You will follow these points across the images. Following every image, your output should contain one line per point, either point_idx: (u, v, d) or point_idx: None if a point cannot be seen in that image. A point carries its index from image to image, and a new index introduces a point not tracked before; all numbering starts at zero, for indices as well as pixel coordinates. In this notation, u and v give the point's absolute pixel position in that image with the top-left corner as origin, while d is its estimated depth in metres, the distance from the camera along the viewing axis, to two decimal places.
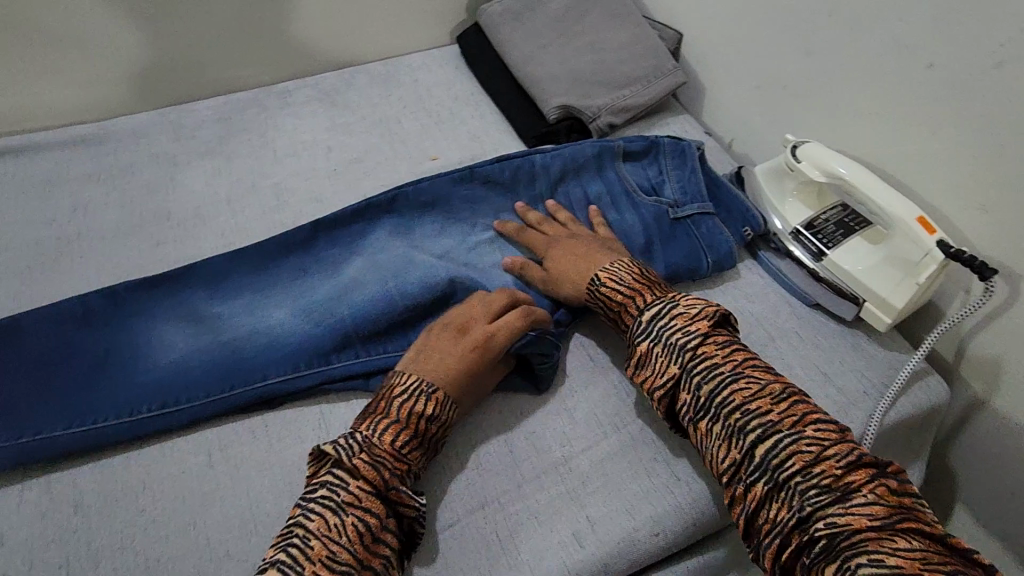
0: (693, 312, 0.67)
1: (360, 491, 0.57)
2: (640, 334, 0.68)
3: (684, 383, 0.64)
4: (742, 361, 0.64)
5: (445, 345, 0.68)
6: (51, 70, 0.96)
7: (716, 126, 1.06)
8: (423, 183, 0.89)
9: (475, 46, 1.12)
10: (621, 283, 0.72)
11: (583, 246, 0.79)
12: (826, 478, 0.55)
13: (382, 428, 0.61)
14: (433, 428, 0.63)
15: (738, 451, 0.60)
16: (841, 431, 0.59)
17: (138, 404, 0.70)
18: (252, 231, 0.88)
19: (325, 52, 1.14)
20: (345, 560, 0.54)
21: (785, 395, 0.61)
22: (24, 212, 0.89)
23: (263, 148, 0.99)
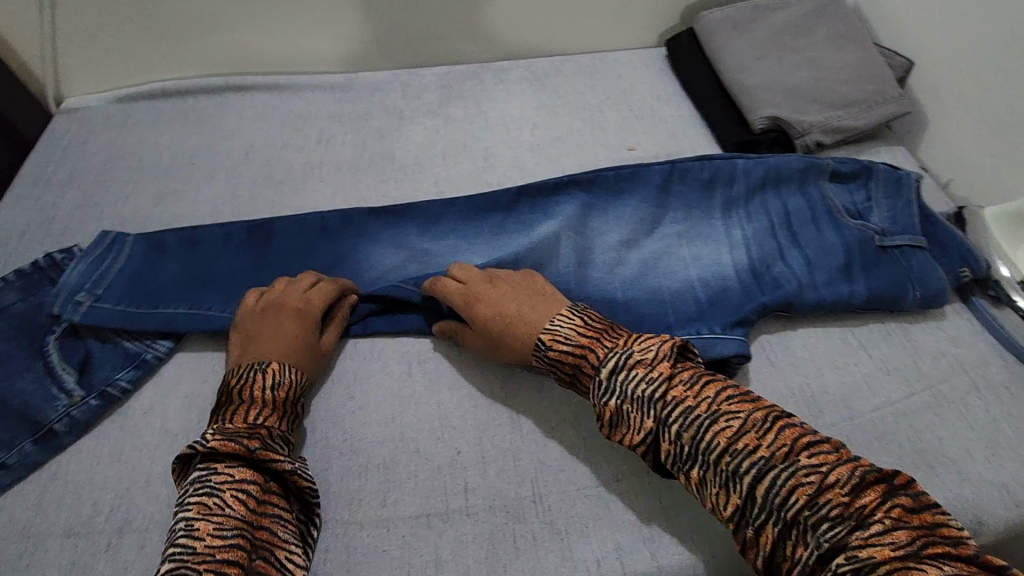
0: (651, 356, 0.63)
1: (229, 467, 0.58)
2: (604, 392, 0.63)
3: (664, 435, 0.60)
4: (717, 397, 0.61)
5: (259, 326, 0.71)
6: (320, 24, 1.12)
7: (932, 164, 1.00)
8: (623, 169, 0.92)
9: (684, 50, 1.14)
10: (568, 343, 0.67)
11: (523, 303, 0.72)
12: (835, 508, 0.52)
13: (240, 412, 0.63)
14: (284, 391, 0.66)
15: (738, 497, 0.56)
16: (837, 450, 0.56)
17: (360, 308, 0.79)
18: (460, 185, 0.98)
19: (541, 41, 1.21)
20: (232, 527, 0.55)
21: (769, 425, 0.58)
22: (281, 138, 1.06)
23: (477, 115, 1.10)
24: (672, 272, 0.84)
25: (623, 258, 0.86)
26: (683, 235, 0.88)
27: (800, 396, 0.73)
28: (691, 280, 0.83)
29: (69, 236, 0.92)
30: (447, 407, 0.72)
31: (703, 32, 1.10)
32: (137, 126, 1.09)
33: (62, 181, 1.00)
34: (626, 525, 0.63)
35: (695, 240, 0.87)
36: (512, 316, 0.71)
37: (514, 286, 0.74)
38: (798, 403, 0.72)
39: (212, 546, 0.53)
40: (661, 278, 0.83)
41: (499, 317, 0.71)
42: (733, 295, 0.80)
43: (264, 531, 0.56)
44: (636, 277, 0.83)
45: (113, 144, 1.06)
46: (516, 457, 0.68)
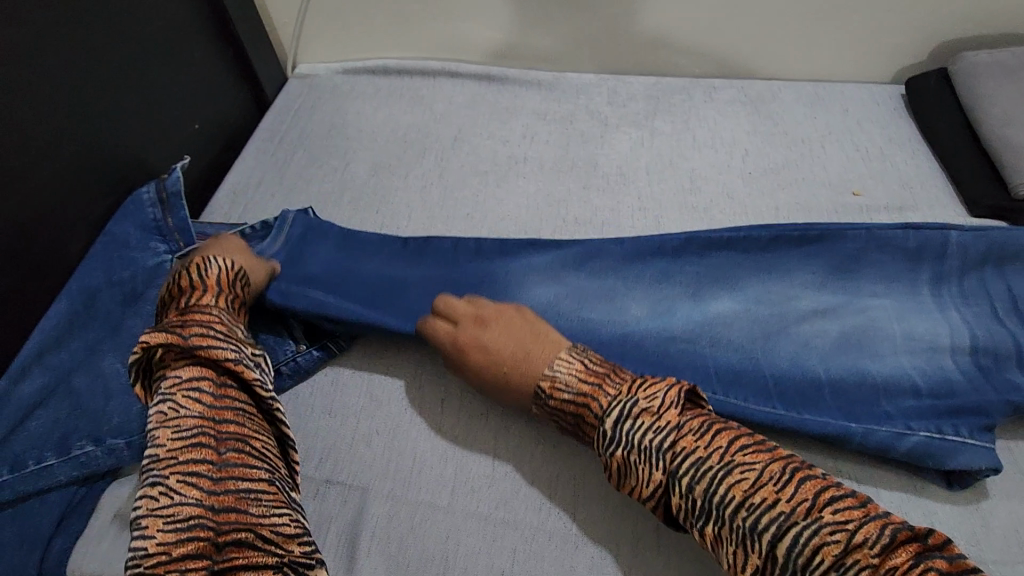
0: (658, 404, 0.60)
1: (175, 370, 0.62)
2: (610, 443, 0.60)
3: (676, 488, 0.57)
4: (727, 447, 0.57)
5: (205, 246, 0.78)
6: (542, 22, 1.12)
7: None
8: (850, 227, 0.82)
9: (932, 90, 1.03)
10: (567, 391, 0.64)
11: (525, 345, 0.69)
12: (864, 570, 0.48)
13: (182, 302, 0.70)
14: (215, 275, 0.72)
15: (757, 556, 0.53)
16: (862, 506, 0.52)
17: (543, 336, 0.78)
18: (664, 205, 0.94)
19: (760, 63, 1.15)
20: (191, 427, 0.59)
21: (786, 476, 0.54)
22: (487, 129, 1.09)
23: (684, 132, 1.06)
24: (879, 356, 0.73)
25: (820, 329, 0.76)
26: (892, 310, 0.77)
27: None
28: (905, 367, 0.72)
29: (296, 194, 1.01)
30: None
31: (963, 76, 0.98)
32: (357, 99, 1.17)
33: (292, 140, 1.10)
34: None
35: (917, 311, 0.77)
36: (510, 359, 0.69)
37: (506, 322, 0.72)
38: None
39: (173, 448, 0.57)
40: (868, 358, 0.73)
41: (497, 361, 0.69)
42: (964, 395, 0.69)
43: (223, 424, 0.60)
44: (833, 355, 0.74)
45: (336, 112, 1.14)
46: None
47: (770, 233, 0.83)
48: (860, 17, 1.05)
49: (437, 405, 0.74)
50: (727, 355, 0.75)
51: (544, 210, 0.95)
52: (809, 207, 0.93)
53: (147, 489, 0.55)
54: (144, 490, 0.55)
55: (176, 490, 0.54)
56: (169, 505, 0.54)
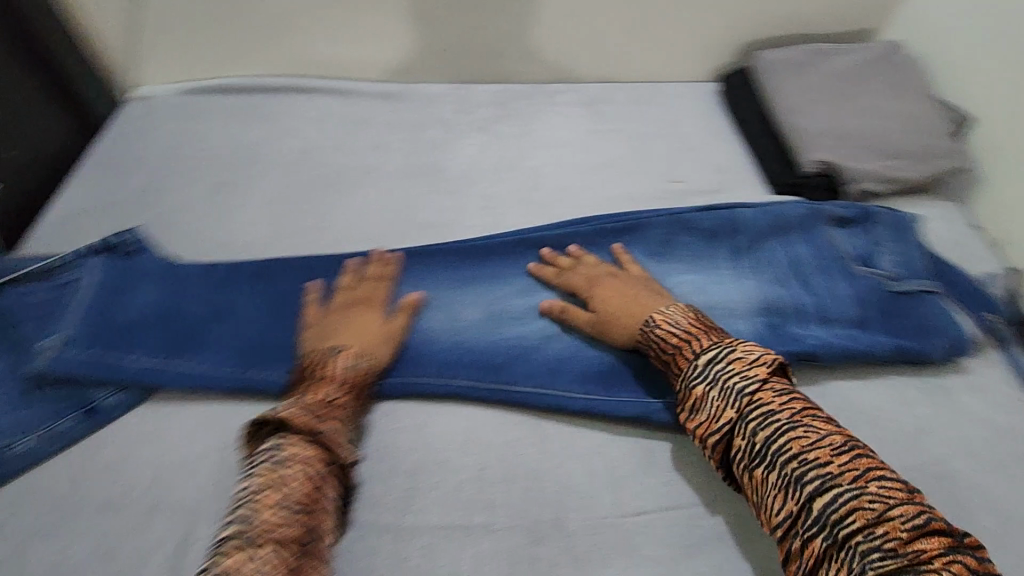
0: (752, 357, 0.66)
1: (300, 442, 0.62)
2: (696, 377, 0.67)
3: (740, 428, 0.63)
4: (800, 409, 0.62)
5: (341, 317, 0.78)
6: (386, 34, 1.15)
7: (988, 225, 0.98)
8: (660, 214, 0.92)
9: (737, 87, 1.16)
10: (677, 326, 0.72)
11: (641, 292, 0.79)
12: (891, 541, 0.52)
13: (313, 392, 0.69)
14: (358, 375, 0.72)
15: (794, 504, 0.57)
16: (909, 491, 0.55)
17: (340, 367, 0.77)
18: (504, 202, 0.98)
19: (595, 65, 1.22)
20: (295, 501, 0.57)
21: (847, 447, 0.58)
22: (335, 142, 1.09)
23: (526, 134, 1.12)
24: None
25: None
26: (696, 285, 0.86)
27: None
28: None
29: (128, 219, 0.96)
30: (475, 421, 0.75)
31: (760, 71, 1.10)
32: (199, 117, 1.13)
33: (126, 165, 1.05)
34: (645, 555, 0.65)
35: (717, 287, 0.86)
36: (628, 301, 0.78)
37: (616, 279, 0.82)
38: None
39: (277, 515, 0.55)
40: None
41: (618, 298, 0.79)
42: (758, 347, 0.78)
43: (318, 508, 0.59)
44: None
45: (175, 133, 1.10)
46: (540, 479, 0.70)
47: (589, 227, 0.91)
48: (676, 22, 1.15)
49: None
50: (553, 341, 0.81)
51: (390, 215, 0.97)
52: (636, 196, 1.01)
53: (234, 542, 0.52)
54: (232, 542, 0.52)
55: (263, 557, 0.52)
56: (254, 565, 0.51)
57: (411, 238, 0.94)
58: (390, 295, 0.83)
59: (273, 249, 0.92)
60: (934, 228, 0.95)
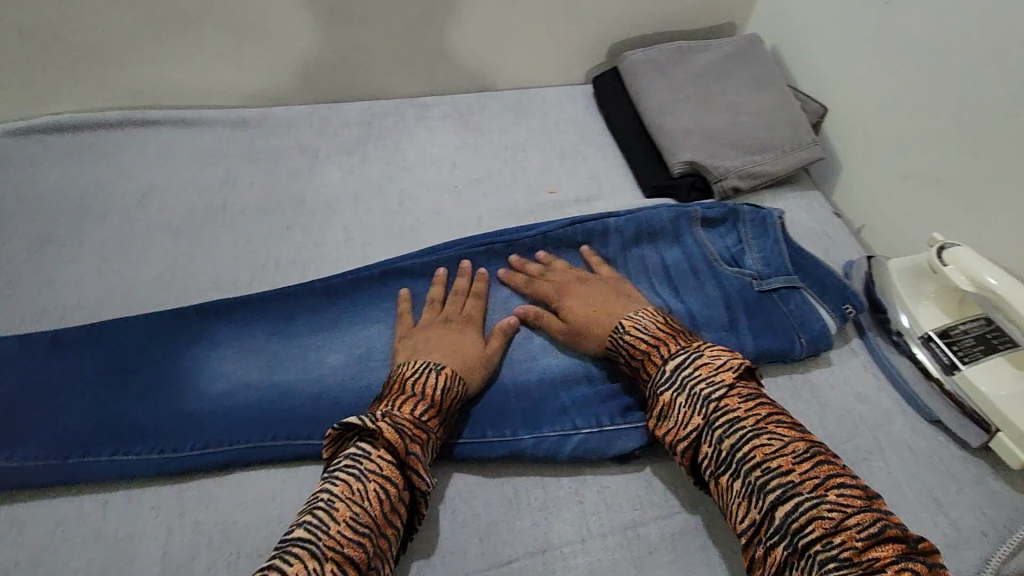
0: (718, 362, 0.66)
1: (383, 457, 0.61)
2: (663, 384, 0.67)
3: (706, 436, 0.62)
4: (765, 415, 0.61)
5: (440, 331, 0.77)
6: (235, 56, 1.07)
7: (847, 211, 1.01)
8: (529, 233, 0.89)
9: (608, 89, 1.14)
10: (643, 331, 0.71)
11: (607, 297, 0.79)
12: (846, 551, 0.51)
13: (401, 404, 0.66)
14: (450, 397, 0.68)
15: (757, 512, 0.57)
16: (868, 499, 0.55)
17: (185, 441, 0.73)
18: (372, 233, 0.94)
19: (465, 75, 1.18)
20: (365, 523, 0.56)
21: (807, 454, 0.58)
22: (184, 178, 1.00)
23: (395, 154, 1.06)
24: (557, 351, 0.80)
25: None
26: None
27: None
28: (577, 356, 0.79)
29: None
30: None
31: (626, 74, 1.10)
32: (21, 164, 0.99)
33: None
34: None
35: None
36: (602, 308, 0.77)
37: (605, 285, 0.81)
38: None
39: (343, 533, 0.55)
40: (550, 355, 0.79)
41: (586, 309, 0.77)
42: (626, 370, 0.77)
43: (386, 534, 0.58)
44: (519, 360, 0.78)
45: None
46: None
47: (457, 251, 0.87)
48: (541, 27, 1.13)
49: (100, 509, 0.69)
50: None
51: (247, 258, 0.90)
52: (508, 211, 0.97)
53: (301, 552, 0.53)
54: (293, 552, 0.53)
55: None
56: None
57: (271, 280, 0.88)
58: (290, 345, 0.82)
59: (114, 309, 0.84)
60: (796, 220, 0.97)
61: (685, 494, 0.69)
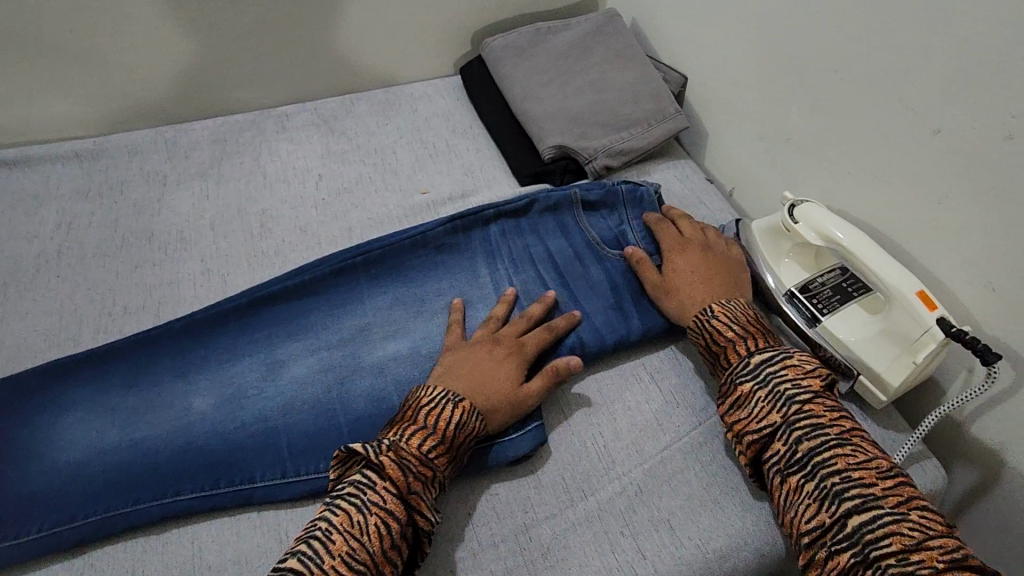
0: (807, 368, 0.66)
1: (385, 490, 0.58)
2: (745, 374, 0.66)
3: (781, 433, 0.62)
4: (849, 428, 0.61)
5: (480, 358, 0.70)
6: (53, 83, 0.96)
7: (718, 174, 1.02)
8: (404, 235, 0.85)
9: (477, 78, 1.12)
10: (734, 321, 0.71)
11: (716, 275, 0.77)
12: (926, 569, 0.51)
13: (416, 437, 0.62)
14: (465, 433, 0.64)
15: (827, 515, 0.56)
16: (948, 526, 0.54)
17: (28, 524, 0.65)
18: (232, 261, 0.87)
19: (324, 77, 1.12)
20: (362, 560, 0.55)
21: (893, 474, 0.58)
22: (8, 227, 0.89)
23: (253, 172, 0.99)
24: None
25: (392, 352, 0.78)
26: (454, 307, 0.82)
27: (589, 450, 0.70)
28: None
29: None
30: (204, 541, 0.67)
31: (491, 62, 1.08)
32: None
33: None
34: None
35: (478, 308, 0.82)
36: (697, 275, 0.77)
37: (701, 252, 0.80)
38: (588, 458, 0.70)
39: (339, 569, 0.53)
40: None
41: (690, 277, 0.77)
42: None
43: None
44: (407, 374, 0.76)
45: None
46: None
47: (330, 266, 0.82)
48: (393, 20, 1.08)
49: None
50: (304, 411, 0.74)
51: (92, 308, 0.82)
52: (381, 219, 0.93)
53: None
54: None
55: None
56: None
57: (120, 328, 0.80)
58: (146, 395, 0.74)
59: None
60: (669, 190, 0.98)
61: (574, 487, 0.68)
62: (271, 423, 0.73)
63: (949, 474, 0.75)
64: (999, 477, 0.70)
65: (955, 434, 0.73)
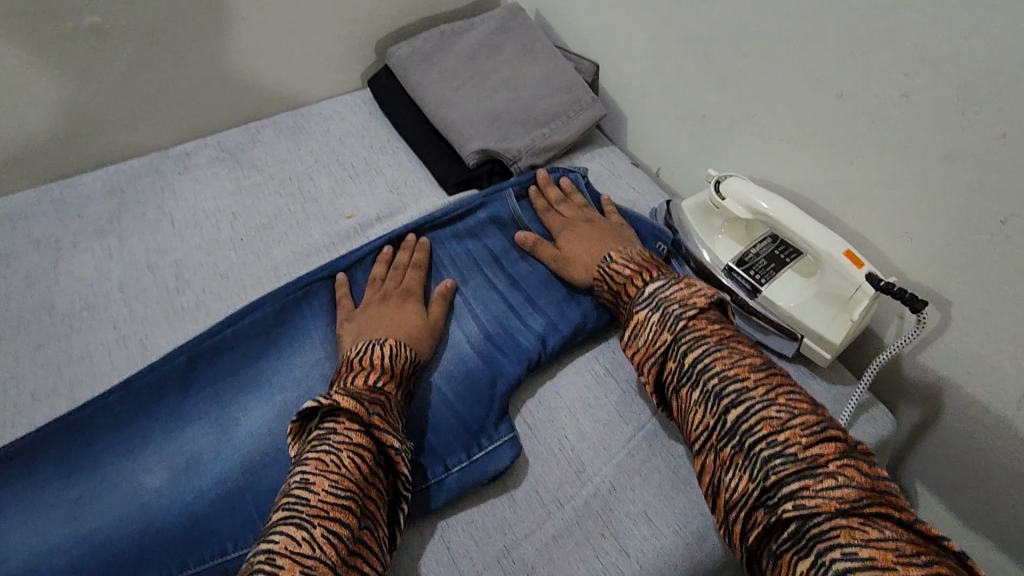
0: (693, 288, 0.69)
1: (347, 428, 0.59)
2: (640, 304, 0.69)
3: (673, 351, 0.64)
4: (728, 337, 0.65)
5: (378, 309, 0.76)
6: None
7: (642, 157, 1.03)
8: (342, 263, 0.81)
9: (386, 90, 1.07)
10: (629, 262, 0.75)
11: (607, 237, 0.81)
12: (793, 449, 0.54)
13: (364, 376, 0.65)
14: (401, 363, 0.68)
15: (713, 419, 0.59)
16: (815, 409, 0.58)
17: None
18: (148, 323, 0.80)
19: (223, 107, 1.05)
20: (346, 488, 0.55)
21: (762, 367, 0.62)
22: None
23: (159, 221, 0.91)
24: None
25: None
26: None
27: (560, 455, 0.70)
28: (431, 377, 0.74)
29: None
30: None
31: (398, 72, 1.04)
32: None
33: None
34: None
35: None
36: (593, 242, 0.81)
37: (599, 223, 0.84)
38: (559, 464, 0.69)
39: (326, 499, 0.53)
40: None
41: (585, 244, 0.81)
42: (483, 376, 0.74)
43: (369, 504, 0.56)
44: None
45: None
46: None
47: (263, 309, 0.77)
48: (289, 39, 1.02)
49: None
50: (264, 466, 0.68)
51: None
52: (308, 251, 0.88)
53: (285, 527, 0.51)
54: (283, 529, 0.51)
55: (319, 542, 0.51)
56: (308, 555, 0.50)
57: (30, 420, 0.72)
58: (71, 487, 0.66)
59: None
60: (597, 179, 0.98)
61: (550, 497, 0.67)
62: (228, 486, 0.66)
63: (896, 415, 0.79)
64: (939, 411, 0.74)
65: (895, 377, 0.77)
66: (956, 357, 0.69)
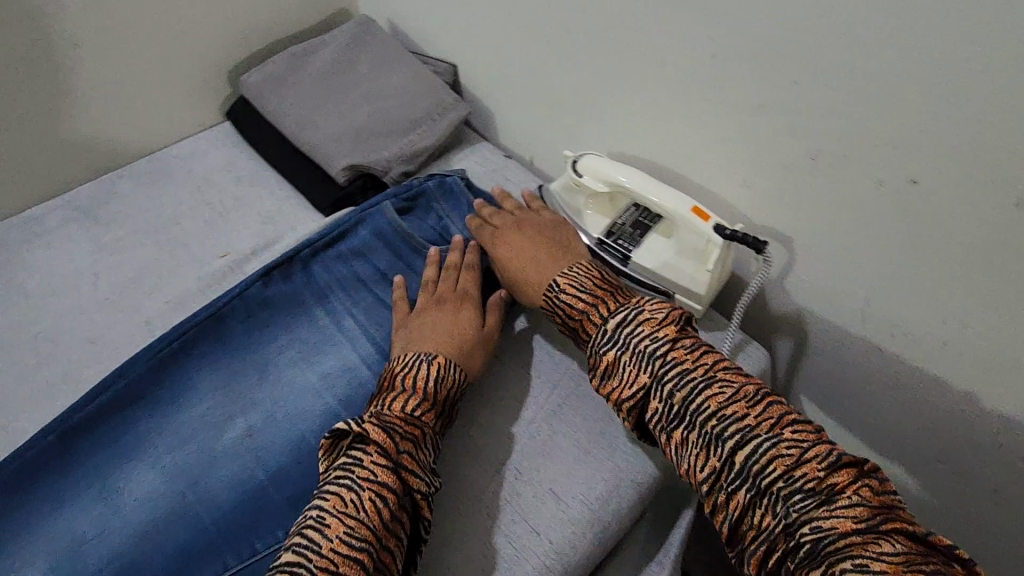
0: (661, 316, 0.63)
1: (375, 463, 0.58)
2: (605, 343, 0.64)
3: (655, 392, 0.60)
4: (713, 364, 0.60)
5: (435, 315, 0.74)
6: None
7: (514, 148, 1.05)
8: (217, 306, 0.78)
9: (246, 120, 1.04)
10: (581, 290, 0.69)
11: (542, 251, 0.76)
12: (810, 481, 0.51)
13: (393, 402, 0.65)
14: (443, 387, 0.67)
15: (716, 460, 0.55)
16: (820, 432, 0.55)
17: None
18: (12, 407, 0.74)
19: (70, 163, 0.98)
20: (363, 536, 0.53)
21: (759, 396, 0.57)
22: None
23: (11, 295, 0.85)
24: (306, 411, 0.72)
25: (243, 431, 0.70)
26: (297, 359, 0.76)
27: (465, 453, 0.70)
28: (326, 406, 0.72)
29: None
30: None
31: (254, 100, 1.02)
32: None
33: None
34: None
35: (318, 353, 0.76)
36: (530, 262, 0.76)
37: (535, 233, 0.79)
38: (465, 461, 0.70)
39: (339, 549, 0.52)
40: (299, 423, 0.71)
41: (522, 262, 0.76)
42: None
43: (385, 553, 0.54)
44: (266, 445, 0.69)
45: None
46: None
47: (136, 368, 0.73)
48: (129, 83, 0.97)
49: None
50: (156, 531, 0.64)
51: None
52: (183, 298, 0.84)
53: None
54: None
55: None
56: None
57: None
58: None
59: None
60: (472, 176, 0.99)
61: (458, 495, 0.67)
62: (118, 561, 0.62)
63: (774, 349, 0.85)
64: (807, 339, 0.80)
65: (766, 315, 0.83)
66: (807, 288, 0.75)
